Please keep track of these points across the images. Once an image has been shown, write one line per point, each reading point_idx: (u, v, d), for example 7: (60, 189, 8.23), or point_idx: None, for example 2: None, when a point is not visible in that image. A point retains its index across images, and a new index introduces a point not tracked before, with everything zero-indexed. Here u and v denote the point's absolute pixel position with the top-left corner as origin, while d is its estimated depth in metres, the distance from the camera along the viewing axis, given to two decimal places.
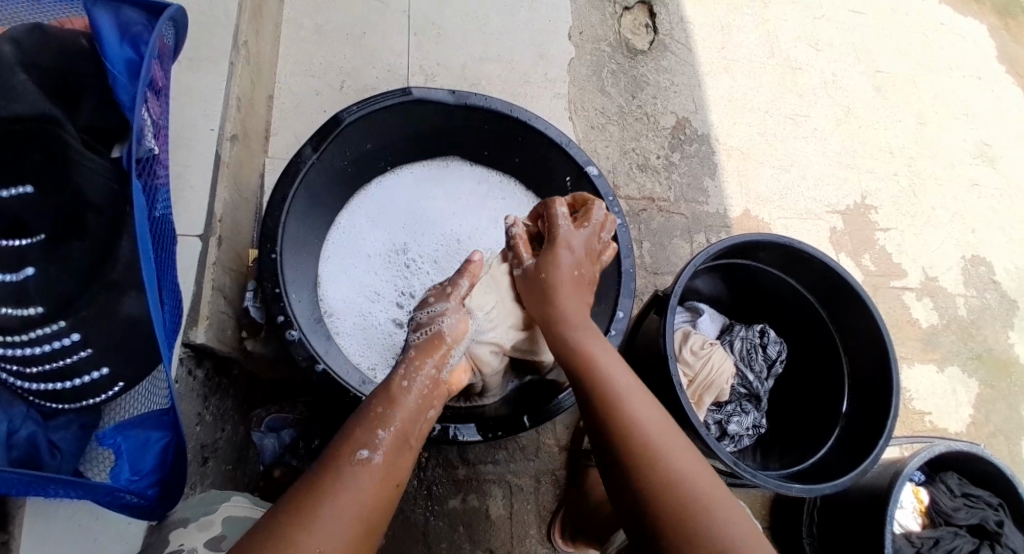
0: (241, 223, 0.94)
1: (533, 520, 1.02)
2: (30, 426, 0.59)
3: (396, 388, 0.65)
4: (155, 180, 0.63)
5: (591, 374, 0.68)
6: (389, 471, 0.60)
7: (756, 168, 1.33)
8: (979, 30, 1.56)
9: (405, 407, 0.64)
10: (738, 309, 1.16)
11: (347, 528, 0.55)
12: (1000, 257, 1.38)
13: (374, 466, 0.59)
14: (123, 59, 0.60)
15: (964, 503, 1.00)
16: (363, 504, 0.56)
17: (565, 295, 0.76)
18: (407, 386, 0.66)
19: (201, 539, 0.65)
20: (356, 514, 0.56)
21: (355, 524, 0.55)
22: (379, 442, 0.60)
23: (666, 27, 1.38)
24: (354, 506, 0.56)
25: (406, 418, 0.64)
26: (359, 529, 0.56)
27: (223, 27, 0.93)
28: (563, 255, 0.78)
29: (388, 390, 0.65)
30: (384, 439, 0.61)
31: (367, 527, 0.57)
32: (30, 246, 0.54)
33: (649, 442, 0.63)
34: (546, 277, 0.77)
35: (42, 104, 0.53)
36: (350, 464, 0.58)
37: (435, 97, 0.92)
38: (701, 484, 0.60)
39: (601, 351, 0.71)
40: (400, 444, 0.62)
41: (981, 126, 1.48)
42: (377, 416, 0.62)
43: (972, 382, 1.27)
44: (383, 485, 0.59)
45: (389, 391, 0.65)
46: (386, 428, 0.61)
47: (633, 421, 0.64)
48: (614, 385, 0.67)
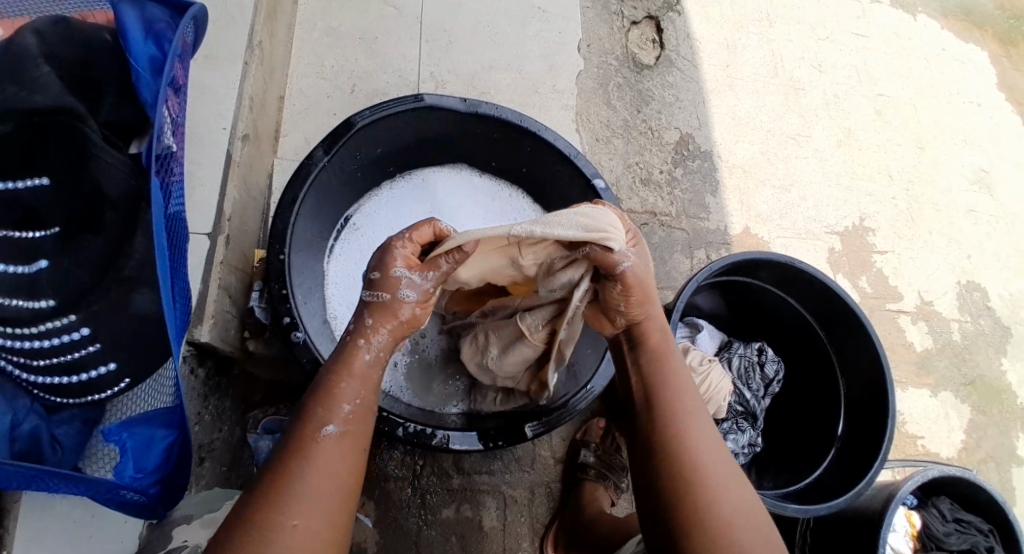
0: (249, 222, 0.94)
1: (526, 532, 1.02)
2: (33, 420, 0.58)
3: (349, 358, 0.63)
4: (170, 178, 0.63)
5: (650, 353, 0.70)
6: (354, 445, 0.59)
7: (757, 186, 1.34)
8: (980, 59, 1.59)
9: (363, 374, 0.63)
10: (738, 326, 1.17)
11: (321, 503, 0.54)
12: (994, 283, 1.40)
13: (339, 441, 0.58)
14: (147, 55, 0.60)
15: (956, 528, 1.00)
16: (334, 481, 0.56)
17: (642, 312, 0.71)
18: (361, 354, 0.63)
19: (206, 535, 0.66)
20: (328, 491, 0.55)
21: (329, 498, 0.55)
22: (341, 415, 0.59)
23: (673, 44, 1.40)
24: (325, 480, 0.55)
25: (366, 390, 0.62)
26: (335, 503, 0.55)
27: (238, 26, 0.93)
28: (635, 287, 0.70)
29: (344, 357, 0.63)
30: (347, 413, 0.60)
31: (343, 502, 0.56)
32: (43, 238, 0.54)
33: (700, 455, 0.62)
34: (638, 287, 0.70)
35: (64, 97, 0.54)
36: (316, 441, 0.57)
37: (447, 105, 0.93)
38: (730, 491, 0.60)
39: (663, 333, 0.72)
40: (361, 416, 0.61)
41: (978, 153, 1.50)
42: (336, 390, 0.61)
43: (963, 406, 1.28)
44: (350, 457, 0.58)
45: (346, 362, 0.63)
46: (348, 400, 0.60)
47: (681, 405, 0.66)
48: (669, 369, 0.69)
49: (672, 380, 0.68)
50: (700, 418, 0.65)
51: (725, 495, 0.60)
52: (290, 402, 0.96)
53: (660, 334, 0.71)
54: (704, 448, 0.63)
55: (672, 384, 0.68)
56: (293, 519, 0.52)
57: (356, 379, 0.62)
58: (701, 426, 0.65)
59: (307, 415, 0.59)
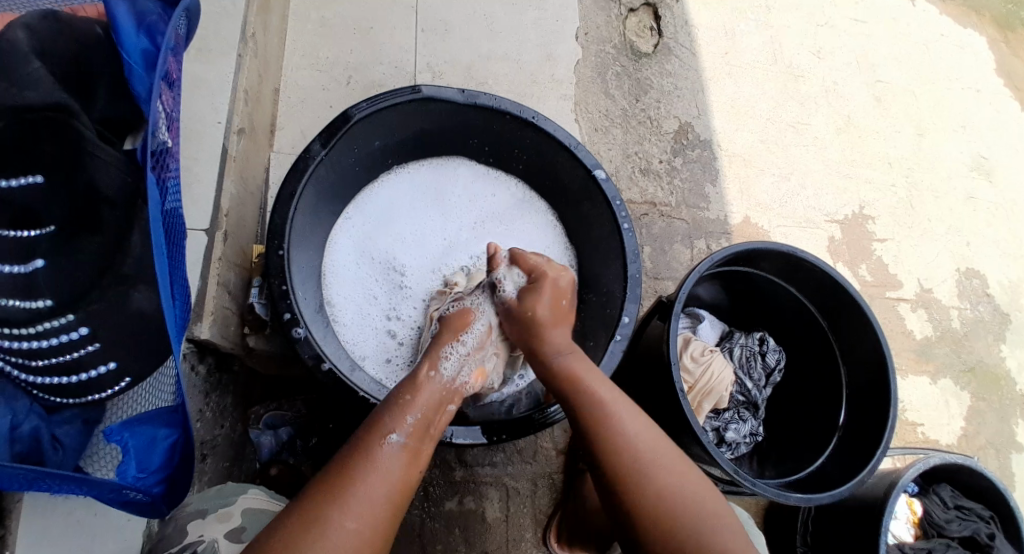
0: (246, 218, 0.93)
1: (529, 523, 1.02)
2: (33, 420, 0.58)
3: (421, 379, 0.69)
4: (167, 173, 0.62)
5: (557, 372, 0.73)
6: (414, 457, 0.63)
7: (757, 176, 1.34)
8: (979, 44, 1.58)
9: (429, 396, 0.68)
10: (738, 316, 1.16)
11: (377, 508, 0.57)
12: (993, 270, 1.40)
13: (402, 451, 0.62)
14: (140, 49, 0.59)
15: (957, 515, 1.01)
16: (393, 487, 0.59)
17: (549, 327, 0.77)
18: (430, 378, 0.69)
19: (223, 530, 0.67)
20: (386, 497, 0.58)
21: (384, 505, 0.58)
22: (405, 427, 0.63)
23: (671, 31, 1.38)
24: (386, 484, 0.59)
25: (428, 407, 0.67)
26: (388, 510, 0.58)
27: (230, 19, 0.92)
28: (545, 288, 0.81)
29: (414, 380, 0.69)
30: (411, 426, 0.64)
31: (392, 513, 0.59)
32: (38, 238, 0.53)
33: (629, 438, 0.67)
34: (533, 317, 0.78)
35: (54, 93, 0.53)
36: (379, 448, 0.61)
37: (445, 96, 0.92)
38: (667, 474, 0.66)
39: (587, 371, 0.73)
40: (423, 432, 0.65)
41: (977, 139, 1.49)
42: (404, 406, 0.66)
43: (963, 393, 1.28)
44: (408, 469, 0.61)
45: (412, 381, 0.69)
46: (412, 414, 0.65)
47: (597, 396, 0.71)
48: (583, 375, 0.73)
49: (582, 378, 0.72)
50: (622, 410, 0.70)
51: (653, 469, 0.66)
52: (292, 398, 0.97)
53: (563, 347, 0.76)
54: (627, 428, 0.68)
55: (589, 386, 0.72)
56: (350, 520, 0.55)
57: (422, 397, 0.67)
58: (620, 406, 0.70)
59: (376, 424, 0.63)
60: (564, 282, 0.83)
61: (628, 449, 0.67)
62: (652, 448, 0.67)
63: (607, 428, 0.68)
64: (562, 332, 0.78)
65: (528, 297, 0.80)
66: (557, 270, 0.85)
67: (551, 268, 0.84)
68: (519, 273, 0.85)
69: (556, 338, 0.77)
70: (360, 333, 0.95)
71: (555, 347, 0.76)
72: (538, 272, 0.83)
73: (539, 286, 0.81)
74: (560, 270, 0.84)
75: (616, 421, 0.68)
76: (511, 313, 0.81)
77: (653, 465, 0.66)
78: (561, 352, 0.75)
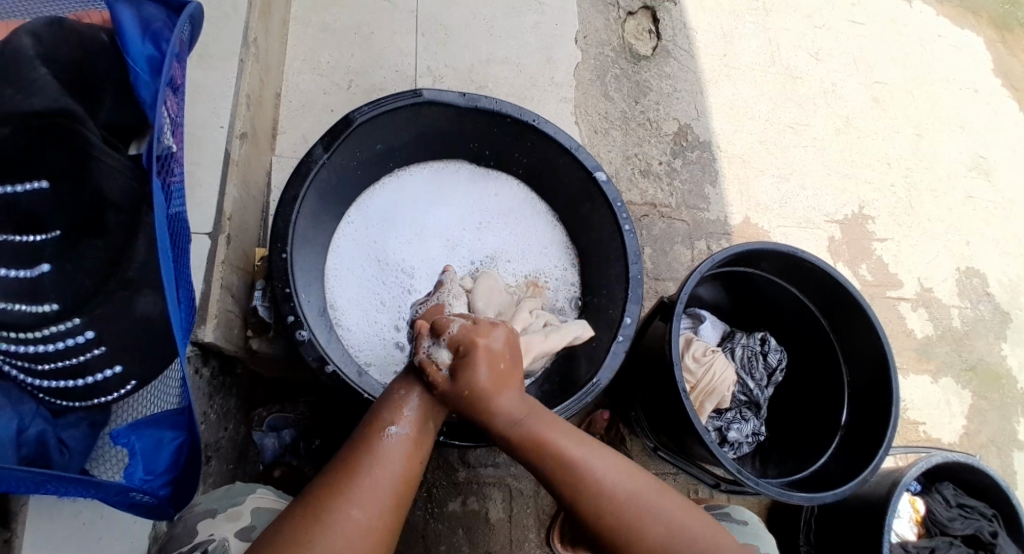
0: (249, 222, 0.94)
1: (532, 524, 1.02)
2: (39, 424, 0.58)
3: (415, 370, 0.67)
4: (171, 178, 0.62)
5: (523, 441, 0.64)
6: (416, 445, 0.62)
7: (757, 176, 1.34)
8: (976, 44, 1.59)
9: (427, 384, 0.66)
10: (739, 316, 1.17)
11: (383, 497, 0.57)
12: (992, 268, 1.40)
13: (403, 442, 0.61)
14: (145, 56, 0.60)
15: (959, 513, 1.01)
16: (397, 479, 0.59)
17: (495, 398, 0.63)
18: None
19: (232, 529, 0.67)
20: (389, 490, 0.58)
21: (389, 493, 0.58)
22: (404, 417, 0.62)
23: (669, 34, 1.39)
24: (388, 478, 0.58)
25: (430, 395, 0.66)
26: (393, 501, 0.58)
27: (232, 24, 0.93)
28: (479, 360, 0.62)
29: (409, 369, 0.67)
30: (411, 416, 0.62)
31: (397, 501, 0.58)
32: (44, 242, 0.54)
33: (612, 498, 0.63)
34: (472, 395, 0.62)
35: (60, 97, 0.53)
36: (380, 440, 0.60)
37: (446, 100, 0.92)
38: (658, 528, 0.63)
39: (553, 429, 0.65)
40: (426, 417, 0.64)
41: (975, 138, 1.50)
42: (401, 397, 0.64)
43: (964, 392, 1.28)
44: (411, 459, 0.61)
45: (408, 373, 0.67)
46: (410, 405, 0.63)
47: (568, 458, 0.64)
48: (551, 437, 0.64)
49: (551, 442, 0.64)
50: (599, 465, 0.64)
51: (641, 522, 0.62)
52: (295, 400, 0.97)
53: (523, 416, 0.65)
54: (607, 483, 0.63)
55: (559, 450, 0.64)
56: (356, 511, 0.55)
57: (419, 387, 0.64)
58: (595, 460, 0.64)
59: (375, 416, 0.62)
60: (505, 342, 0.65)
61: (612, 504, 0.63)
62: (638, 501, 0.63)
63: (585, 491, 0.63)
64: (512, 396, 0.64)
65: (463, 376, 0.62)
66: (487, 328, 0.64)
67: (478, 330, 0.63)
68: (446, 351, 0.63)
69: (507, 409, 0.64)
70: (366, 337, 0.95)
71: (505, 417, 0.64)
72: (465, 339, 0.62)
73: (472, 357, 0.62)
74: (494, 329, 0.64)
75: (595, 480, 0.63)
76: (445, 399, 0.64)
77: (643, 515, 0.63)
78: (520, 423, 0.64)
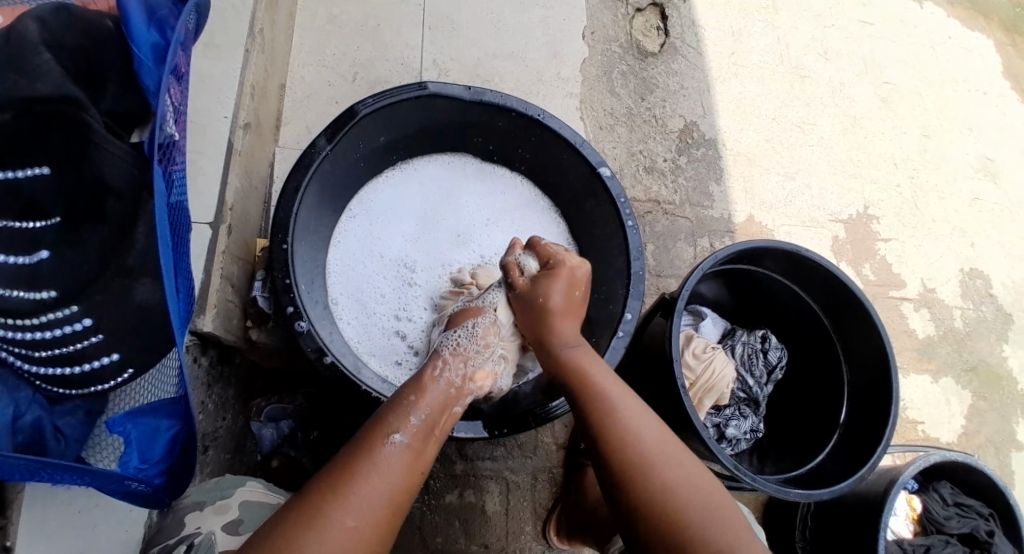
0: (251, 212, 0.94)
1: (529, 516, 1.02)
2: (36, 410, 0.59)
3: (425, 381, 0.70)
4: (173, 166, 0.62)
5: (571, 369, 0.74)
6: (416, 457, 0.63)
7: (761, 175, 1.33)
8: (986, 45, 1.57)
9: (433, 398, 0.69)
10: (741, 315, 1.16)
11: (377, 506, 0.58)
12: (997, 271, 1.40)
13: (405, 450, 0.62)
14: (150, 42, 0.59)
15: (956, 512, 1.01)
16: (395, 485, 0.60)
17: (560, 318, 0.80)
18: (434, 382, 0.70)
19: (220, 522, 0.68)
20: (387, 495, 0.59)
21: (383, 502, 0.58)
22: (408, 428, 0.64)
23: (677, 30, 1.38)
24: (387, 483, 0.59)
25: (432, 410, 0.68)
26: (387, 510, 0.58)
27: (238, 14, 0.93)
28: (562, 277, 0.83)
29: (419, 382, 0.70)
30: (413, 427, 0.64)
31: (390, 511, 0.59)
32: (43, 229, 0.54)
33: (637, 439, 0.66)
34: (544, 305, 0.81)
35: (64, 84, 0.53)
36: (382, 446, 0.61)
37: (451, 92, 0.92)
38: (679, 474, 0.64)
39: (596, 366, 0.74)
40: (426, 432, 0.65)
41: (983, 140, 1.49)
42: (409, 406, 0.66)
43: (965, 393, 1.28)
44: (410, 469, 0.61)
45: (418, 385, 0.70)
46: (417, 415, 0.66)
47: (603, 394, 0.71)
48: (592, 372, 0.73)
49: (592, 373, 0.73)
50: (631, 408, 0.69)
51: (664, 469, 0.64)
52: (293, 391, 0.98)
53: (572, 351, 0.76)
54: (635, 426, 0.68)
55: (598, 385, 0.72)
56: (351, 518, 0.56)
57: (426, 398, 0.68)
58: (627, 404, 0.70)
59: (380, 423, 0.64)
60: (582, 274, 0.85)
61: (639, 447, 0.66)
62: (662, 448, 0.66)
63: (614, 429, 0.67)
64: (571, 326, 0.80)
65: (543, 282, 0.82)
66: (574, 260, 0.86)
67: (568, 260, 0.85)
68: (535, 262, 0.87)
69: (566, 332, 0.79)
70: (366, 329, 0.95)
71: (560, 338, 0.78)
72: (557, 257, 0.85)
73: (556, 272, 0.83)
74: (580, 265, 0.85)
75: (625, 418, 0.68)
76: (522, 298, 0.84)
77: (665, 466, 0.65)
78: (570, 346, 0.77)
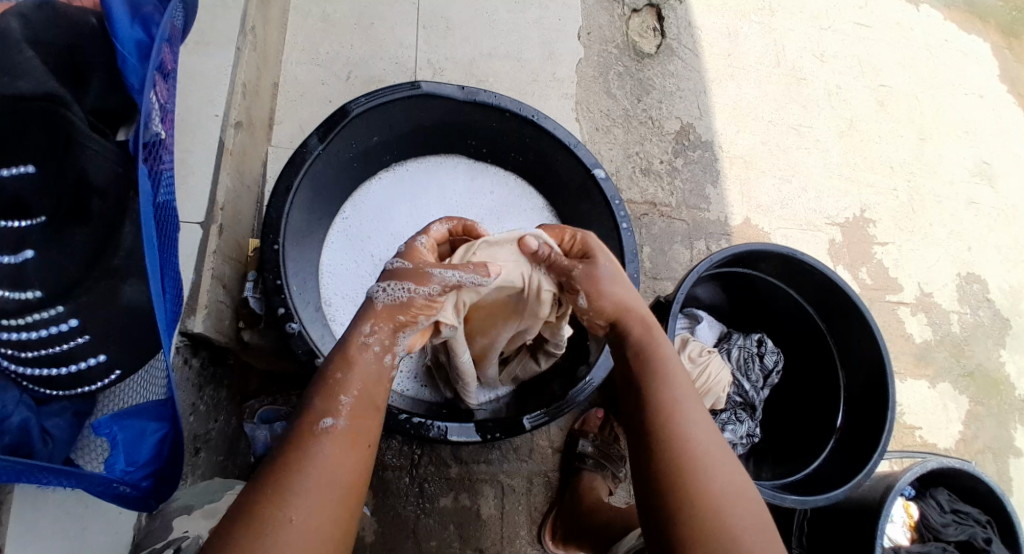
0: (243, 212, 0.93)
1: (524, 520, 1.01)
2: (22, 412, 0.57)
3: (350, 349, 0.57)
4: (160, 165, 0.62)
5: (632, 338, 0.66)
6: (357, 439, 0.54)
7: (758, 177, 1.33)
8: (983, 49, 1.57)
9: (367, 368, 0.57)
10: (737, 318, 1.16)
11: (328, 499, 0.50)
12: (993, 275, 1.39)
13: (340, 435, 0.53)
14: (134, 40, 0.59)
15: (954, 519, 1.00)
16: (342, 477, 0.51)
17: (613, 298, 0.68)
18: (363, 347, 0.57)
19: (206, 526, 0.68)
20: (332, 490, 0.50)
21: (333, 493, 0.50)
22: (341, 408, 0.54)
23: (674, 32, 1.38)
24: (331, 476, 0.51)
25: (369, 380, 0.57)
26: (342, 499, 0.51)
27: (230, 12, 0.92)
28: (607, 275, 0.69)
29: (342, 353, 0.57)
30: (348, 405, 0.54)
31: (347, 501, 0.51)
32: (30, 229, 0.54)
33: (681, 428, 0.58)
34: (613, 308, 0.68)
35: (48, 82, 0.53)
36: (313, 436, 0.52)
37: (444, 92, 0.92)
38: (722, 475, 0.56)
39: (663, 343, 0.66)
40: (364, 408, 0.55)
41: (979, 144, 1.49)
42: (338, 382, 0.55)
43: (962, 398, 1.27)
44: (351, 454, 0.53)
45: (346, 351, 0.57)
46: (347, 394, 0.55)
47: (665, 368, 0.63)
48: (658, 345, 0.65)
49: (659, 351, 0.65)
50: (690, 396, 0.61)
51: (707, 463, 0.57)
52: (287, 393, 0.96)
53: (643, 318, 0.67)
54: (690, 416, 0.60)
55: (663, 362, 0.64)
56: (299, 516, 0.48)
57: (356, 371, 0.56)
58: (682, 386, 0.62)
59: (304, 410, 0.54)
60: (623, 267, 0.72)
61: (682, 435, 0.58)
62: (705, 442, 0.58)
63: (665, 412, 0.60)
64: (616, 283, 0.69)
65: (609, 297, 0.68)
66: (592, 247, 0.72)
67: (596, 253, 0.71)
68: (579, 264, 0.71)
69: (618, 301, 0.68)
70: None
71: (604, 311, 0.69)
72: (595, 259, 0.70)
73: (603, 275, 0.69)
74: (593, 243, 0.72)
75: (682, 403, 0.60)
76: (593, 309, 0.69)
77: (706, 456, 0.57)
78: (649, 325, 0.67)
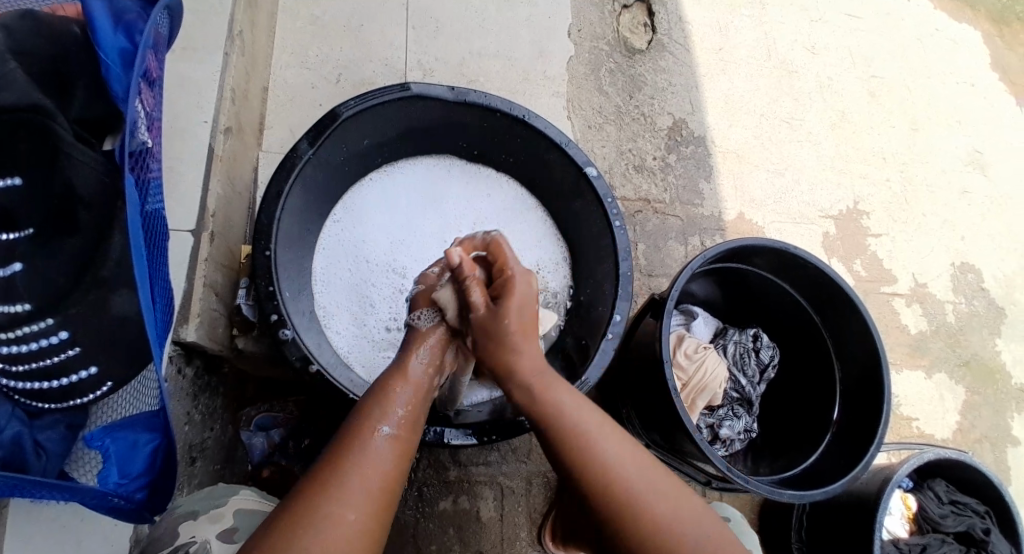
0: (234, 218, 0.93)
1: (524, 522, 1.01)
2: (15, 425, 0.57)
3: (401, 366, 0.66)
4: (147, 174, 0.61)
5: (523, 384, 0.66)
6: (404, 447, 0.60)
7: (751, 171, 1.33)
8: (973, 38, 1.57)
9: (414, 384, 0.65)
10: (732, 314, 1.16)
11: (375, 497, 0.54)
12: (988, 265, 1.40)
13: (392, 441, 0.59)
14: (117, 48, 0.58)
15: (952, 510, 1.00)
16: (388, 480, 0.56)
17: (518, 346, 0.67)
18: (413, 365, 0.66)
19: (213, 530, 0.67)
20: (379, 489, 0.55)
21: (380, 494, 0.55)
22: (394, 418, 0.60)
23: (665, 27, 1.38)
24: (375, 479, 0.55)
25: (416, 397, 0.64)
26: (384, 501, 0.55)
27: (216, 17, 0.91)
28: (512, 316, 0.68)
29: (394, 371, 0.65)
30: (399, 416, 0.61)
31: (388, 503, 0.55)
32: (15, 242, 0.53)
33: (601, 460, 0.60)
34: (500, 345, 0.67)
35: (31, 92, 0.52)
36: (369, 440, 0.58)
37: (434, 93, 0.91)
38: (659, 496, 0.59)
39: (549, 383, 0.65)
40: (412, 422, 0.62)
41: (971, 133, 1.49)
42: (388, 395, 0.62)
43: (958, 388, 1.28)
44: (399, 459, 0.58)
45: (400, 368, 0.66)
46: (400, 405, 0.62)
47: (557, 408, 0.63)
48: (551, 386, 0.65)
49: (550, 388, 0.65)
50: (602, 427, 0.62)
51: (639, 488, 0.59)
52: (284, 398, 0.96)
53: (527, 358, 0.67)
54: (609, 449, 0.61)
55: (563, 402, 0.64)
56: (350, 512, 0.52)
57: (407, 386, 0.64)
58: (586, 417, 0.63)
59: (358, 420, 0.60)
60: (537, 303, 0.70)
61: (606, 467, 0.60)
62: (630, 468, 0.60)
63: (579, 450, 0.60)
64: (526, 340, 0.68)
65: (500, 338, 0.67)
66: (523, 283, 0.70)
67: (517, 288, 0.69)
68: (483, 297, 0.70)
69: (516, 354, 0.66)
70: (355, 336, 0.94)
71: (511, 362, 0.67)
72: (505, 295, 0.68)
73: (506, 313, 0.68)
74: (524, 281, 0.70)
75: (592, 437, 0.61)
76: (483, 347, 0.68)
77: (633, 483, 0.59)
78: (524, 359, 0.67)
